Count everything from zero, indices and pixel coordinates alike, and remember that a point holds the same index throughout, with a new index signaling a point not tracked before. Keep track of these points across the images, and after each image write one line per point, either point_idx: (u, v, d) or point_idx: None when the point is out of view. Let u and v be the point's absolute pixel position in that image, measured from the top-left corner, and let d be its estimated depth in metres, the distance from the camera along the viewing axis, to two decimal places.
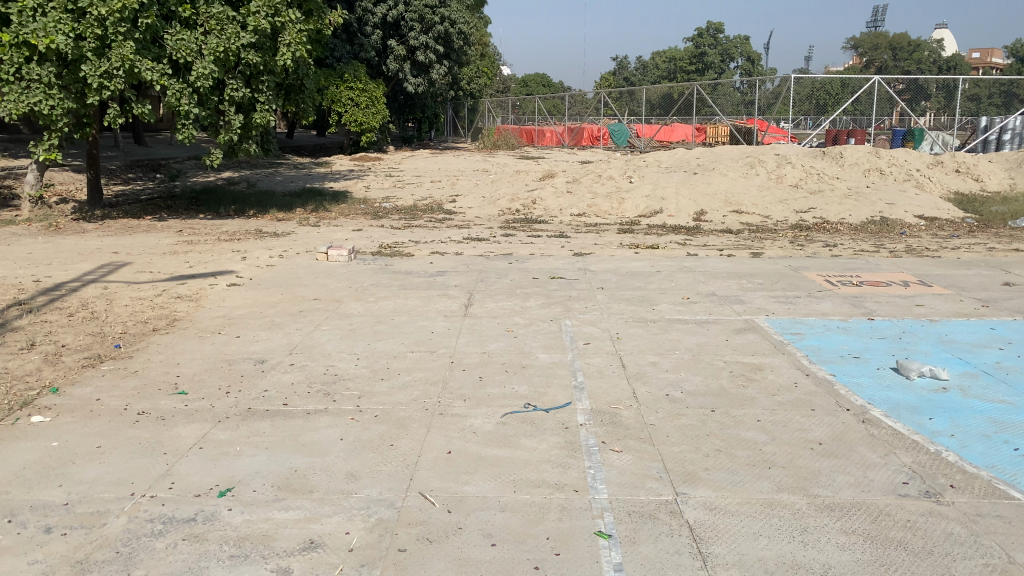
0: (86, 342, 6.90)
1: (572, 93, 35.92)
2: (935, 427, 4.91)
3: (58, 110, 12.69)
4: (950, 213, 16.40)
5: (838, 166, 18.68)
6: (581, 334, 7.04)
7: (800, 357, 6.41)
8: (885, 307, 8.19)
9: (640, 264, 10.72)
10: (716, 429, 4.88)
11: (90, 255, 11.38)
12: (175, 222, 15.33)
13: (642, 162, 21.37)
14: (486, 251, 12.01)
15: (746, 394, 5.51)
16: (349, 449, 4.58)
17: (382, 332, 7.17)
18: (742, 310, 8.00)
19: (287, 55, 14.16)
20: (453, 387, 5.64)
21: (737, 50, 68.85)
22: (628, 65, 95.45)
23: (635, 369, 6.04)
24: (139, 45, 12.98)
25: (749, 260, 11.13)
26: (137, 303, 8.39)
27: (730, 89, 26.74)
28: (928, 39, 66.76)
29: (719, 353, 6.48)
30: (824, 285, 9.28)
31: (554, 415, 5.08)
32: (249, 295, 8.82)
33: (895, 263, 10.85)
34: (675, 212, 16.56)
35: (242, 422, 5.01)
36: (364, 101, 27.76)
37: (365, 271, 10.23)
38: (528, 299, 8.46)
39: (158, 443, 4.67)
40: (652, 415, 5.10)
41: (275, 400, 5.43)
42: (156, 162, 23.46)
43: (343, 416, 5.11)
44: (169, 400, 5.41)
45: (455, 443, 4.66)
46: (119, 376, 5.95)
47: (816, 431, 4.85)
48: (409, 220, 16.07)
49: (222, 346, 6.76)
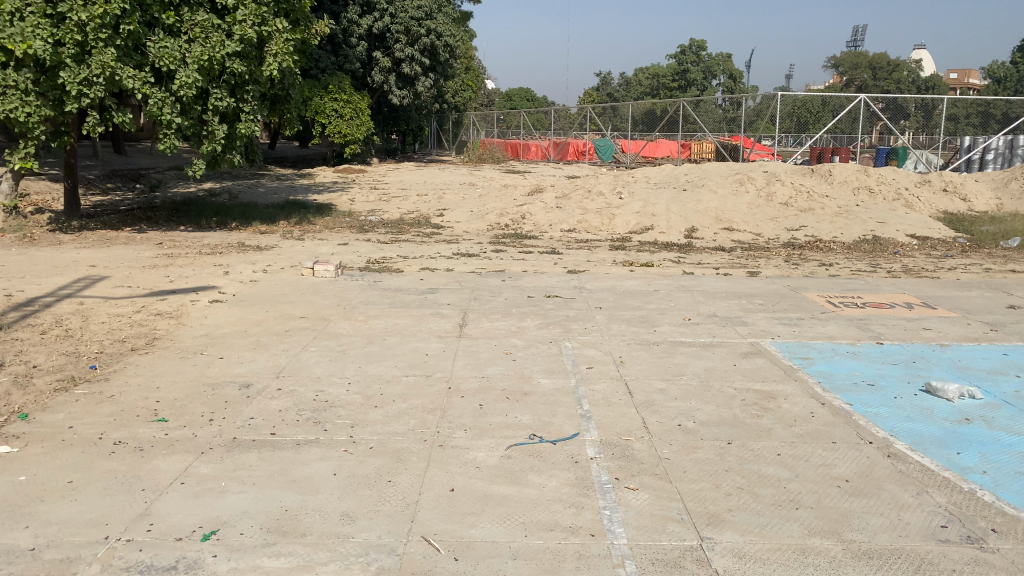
0: (60, 362, 6.52)
1: (557, 108, 35.80)
2: (966, 463, 4.64)
3: (34, 118, 12.30)
4: (941, 233, 16.28)
5: (827, 184, 18.56)
6: (582, 358, 6.74)
7: (813, 384, 6.13)
8: (893, 330, 7.94)
9: (637, 283, 10.46)
10: (735, 464, 4.59)
11: (65, 268, 10.95)
12: (156, 234, 14.94)
13: (630, 178, 21.17)
14: (477, 267, 11.70)
15: (762, 425, 5.22)
16: (343, 485, 4.24)
17: (373, 353, 6.83)
18: (746, 332, 7.74)
19: (273, 65, 13.85)
20: (452, 415, 5.31)
21: (719, 68, 69.11)
22: (612, 81, 95.82)
23: (643, 396, 5.73)
24: (120, 52, 12.63)
25: (747, 279, 10.89)
26: (114, 321, 8.00)
27: (712, 106, 27.04)
28: (907, 59, 67.47)
29: (728, 379, 6.20)
30: (826, 306, 9.05)
31: (563, 448, 4.77)
32: (233, 312, 8.47)
33: (894, 284, 10.64)
34: (666, 229, 16.33)
35: (227, 454, 4.66)
36: (348, 113, 27.49)
37: (354, 287, 9.90)
38: (525, 319, 8.15)
39: (136, 479, 4.30)
40: (665, 448, 4.79)
41: (262, 429, 5.07)
42: (136, 172, 23.03)
43: (336, 447, 4.77)
44: (148, 428, 5.05)
45: (458, 479, 4.32)
46: (94, 401, 5.57)
47: (841, 467, 4.57)
48: (396, 234, 15.73)
49: (205, 368, 6.39)
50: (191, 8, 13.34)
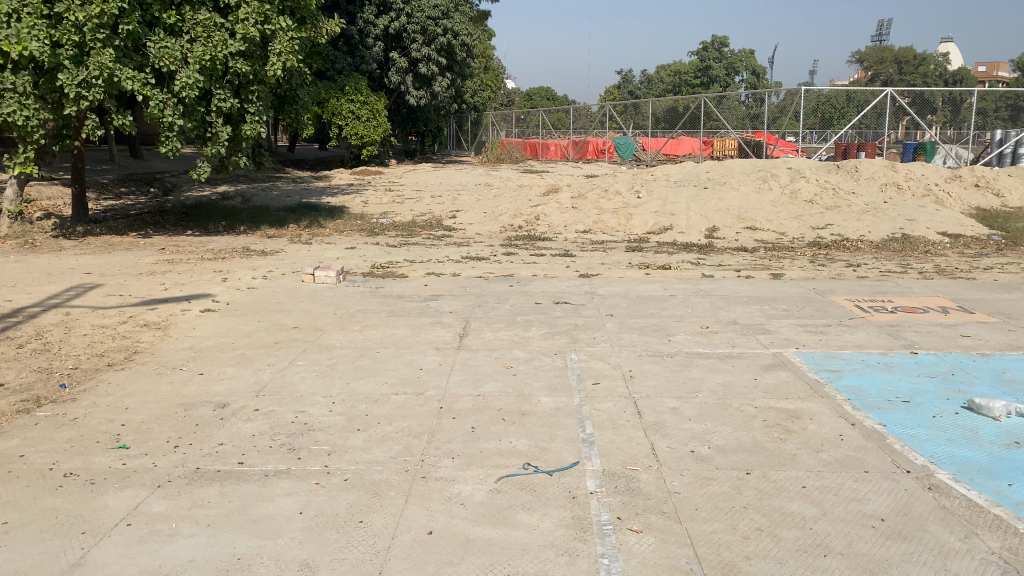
0: (29, 380, 6.09)
1: (577, 106, 35.15)
2: (1018, 497, 4.07)
3: (33, 122, 11.94)
4: (974, 230, 15.56)
5: (854, 181, 17.90)
6: (589, 372, 6.21)
7: (841, 401, 5.56)
8: (928, 338, 7.33)
9: (653, 287, 9.91)
10: (754, 500, 4.05)
11: (60, 276, 10.59)
12: (160, 239, 14.57)
13: (649, 176, 20.55)
14: (485, 271, 11.20)
15: (785, 451, 4.68)
16: (308, 528, 3.75)
17: (364, 368, 6.36)
18: (768, 342, 7.16)
19: (278, 64, 13.38)
20: (439, 441, 4.81)
21: (742, 63, 68.33)
22: (633, 79, 94.90)
23: (653, 417, 5.19)
24: (119, 53, 12.25)
25: (770, 282, 10.31)
26: (98, 333, 7.58)
27: (735, 103, 26.01)
28: (935, 53, 66.12)
29: (748, 396, 5.64)
30: (855, 311, 8.45)
31: (559, 480, 4.25)
32: (224, 323, 8.02)
33: (927, 286, 10.00)
34: (686, 228, 15.73)
35: (185, 488, 4.19)
36: (365, 114, 26.93)
37: (354, 295, 9.43)
38: (530, 328, 7.65)
39: (78, 519, 3.85)
40: (675, 480, 4.26)
41: (229, 457, 4.60)
42: (150, 176, 22.81)
43: (307, 480, 4.29)
44: (105, 457, 4.60)
45: (438, 520, 3.82)
46: (54, 425, 5.12)
47: (875, 503, 4.00)
48: (406, 237, 15.28)
49: (181, 386, 5.93)
50: (192, 7, 12.93)
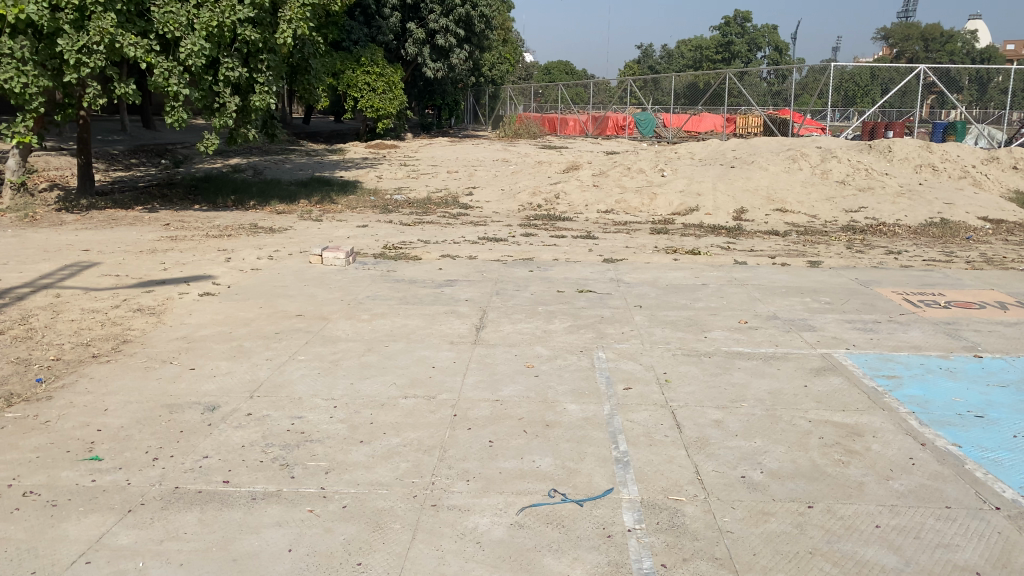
0: (4, 373, 5.54)
1: (597, 80, 34.06)
2: None
3: (32, 89, 11.31)
4: (1016, 215, 14.75)
5: (887, 162, 17.11)
6: (619, 375, 5.59)
7: (906, 416, 4.92)
8: (991, 339, 6.66)
9: (682, 274, 9.26)
10: (821, 543, 3.44)
11: (56, 253, 10.04)
12: (166, 214, 14.02)
13: (672, 154, 19.76)
14: (503, 254, 10.59)
15: (850, 478, 4.06)
16: (296, 570, 3.19)
17: (370, 365, 5.76)
18: (815, 340, 6.51)
19: (288, 32, 12.69)
20: (452, 458, 4.22)
21: (765, 39, 66.42)
22: (652, 54, 93.13)
23: (695, 433, 4.58)
24: (121, 18, 11.60)
25: (807, 270, 9.64)
26: (87, 318, 7.02)
27: (757, 79, 25.69)
28: (963, 29, 64.13)
29: (798, 407, 5.02)
30: (905, 306, 7.78)
31: (591, 513, 3.65)
32: (223, 308, 7.45)
33: (977, 278, 9.28)
34: (713, 209, 15.03)
35: (159, 515, 3.62)
36: (381, 86, 26.23)
37: (364, 278, 8.84)
38: (552, 321, 7.03)
39: (30, 554, 3.29)
40: (727, 515, 3.66)
41: (215, 474, 4.04)
42: (160, 148, 22.21)
43: (301, 506, 3.72)
44: (75, 471, 4.04)
45: (449, 564, 3.24)
46: (22, 429, 4.57)
47: (966, 551, 3.39)
48: (421, 215, 14.68)
49: (168, 384, 5.37)
50: None
